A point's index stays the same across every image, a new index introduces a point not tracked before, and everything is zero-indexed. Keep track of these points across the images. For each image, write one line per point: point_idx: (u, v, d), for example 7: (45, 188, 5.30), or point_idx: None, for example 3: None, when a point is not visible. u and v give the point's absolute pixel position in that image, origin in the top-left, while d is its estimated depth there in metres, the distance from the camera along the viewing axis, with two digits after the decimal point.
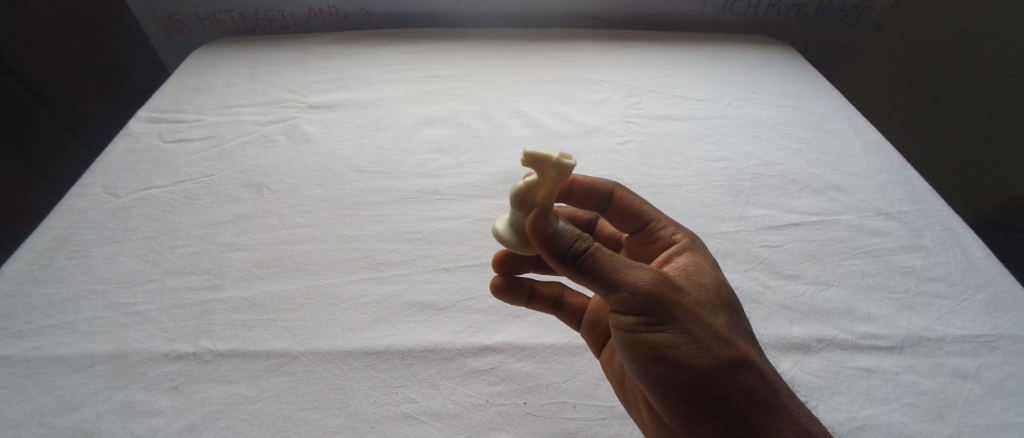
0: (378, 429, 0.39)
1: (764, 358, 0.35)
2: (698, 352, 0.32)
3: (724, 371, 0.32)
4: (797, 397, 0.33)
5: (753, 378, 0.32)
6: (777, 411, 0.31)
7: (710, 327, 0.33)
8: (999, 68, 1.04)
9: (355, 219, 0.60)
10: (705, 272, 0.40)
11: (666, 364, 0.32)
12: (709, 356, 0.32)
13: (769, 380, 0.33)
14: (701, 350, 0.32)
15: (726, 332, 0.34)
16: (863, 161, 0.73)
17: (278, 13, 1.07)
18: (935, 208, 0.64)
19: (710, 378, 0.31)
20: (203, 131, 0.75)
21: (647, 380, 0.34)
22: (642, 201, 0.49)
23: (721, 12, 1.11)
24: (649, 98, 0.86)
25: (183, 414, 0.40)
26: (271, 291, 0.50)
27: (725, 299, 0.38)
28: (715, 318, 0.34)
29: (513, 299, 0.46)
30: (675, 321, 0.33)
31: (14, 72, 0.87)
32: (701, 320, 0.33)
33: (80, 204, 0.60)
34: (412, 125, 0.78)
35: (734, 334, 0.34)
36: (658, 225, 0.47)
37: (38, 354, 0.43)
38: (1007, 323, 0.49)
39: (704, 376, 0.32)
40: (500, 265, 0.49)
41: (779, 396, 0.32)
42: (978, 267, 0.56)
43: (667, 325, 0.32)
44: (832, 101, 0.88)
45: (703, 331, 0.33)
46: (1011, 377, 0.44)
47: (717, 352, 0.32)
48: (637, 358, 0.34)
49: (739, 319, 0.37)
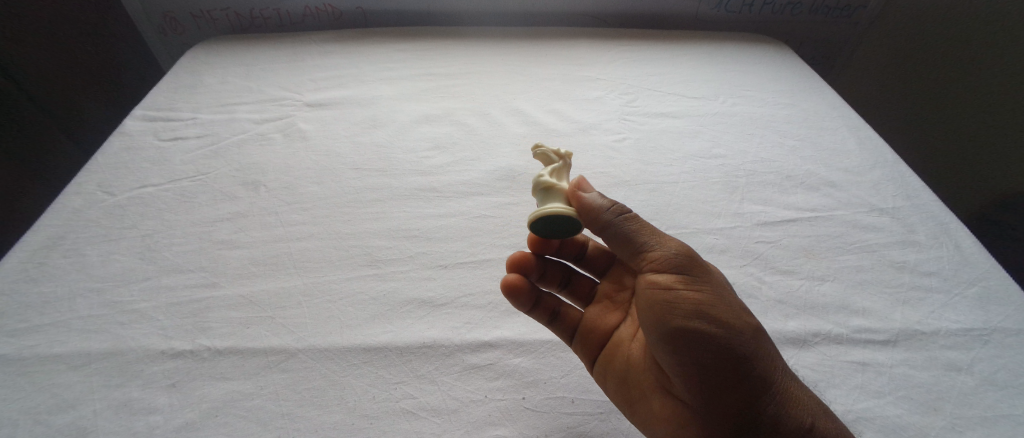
0: (376, 426, 0.39)
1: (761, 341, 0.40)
2: (727, 310, 0.36)
3: (749, 333, 0.35)
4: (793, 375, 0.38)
5: (767, 346, 0.36)
6: (786, 375, 0.35)
7: (731, 297, 0.38)
8: (992, 66, 1.05)
9: (352, 217, 0.60)
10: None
11: (705, 319, 0.34)
12: (736, 318, 0.35)
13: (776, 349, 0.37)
14: (728, 311, 0.36)
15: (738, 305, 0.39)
16: (857, 158, 0.74)
17: (274, 11, 1.07)
18: (928, 203, 0.65)
19: (739, 336, 0.34)
20: (198, 129, 0.75)
21: (678, 342, 0.35)
22: None
23: (716, 10, 1.12)
24: (645, 96, 0.87)
25: (180, 412, 0.40)
26: (268, 289, 0.50)
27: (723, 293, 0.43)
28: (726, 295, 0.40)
29: (520, 304, 0.45)
30: (706, 284, 0.37)
31: (7, 71, 0.86)
32: (723, 291, 0.38)
33: (74, 203, 0.59)
34: (408, 123, 0.78)
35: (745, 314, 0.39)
36: None
37: (34, 353, 0.43)
38: (999, 316, 0.50)
39: (734, 333, 0.34)
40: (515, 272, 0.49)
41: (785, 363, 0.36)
42: (970, 262, 0.56)
43: (700, 284, 0.37)
44: (825, 98, 0.88)
45: (727, 298, 0.37)
46: (1004, 369, 0.45)
47: (740, 315, 0.36)
48: (673, 316, 0.35)
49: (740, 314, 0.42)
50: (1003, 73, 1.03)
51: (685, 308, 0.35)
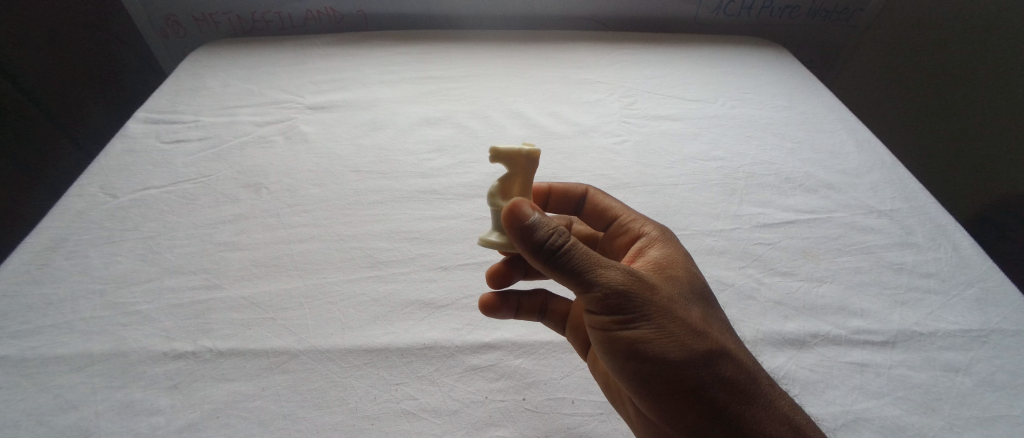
0: (378, 427, 0.39)
1: (741, 347, 0.37)
2: (672, 346, 0.33)
3: (706, 363, 0.34)
4: (775, 384, 0.36)
5: (730, 365, 0.34)
6: (752, 400, 0.34)
7: (683, 321, 0.35)
8: (997, 67, 1.05)
9: (354, 219, 0.61)
10: (679, 265, 0.41)
11: (639, 359, 0.34)
12: (693, 349, 0.34)
13: (746, 369, 0.35)
14: (682, 345, 0.34)
15: (701, 325, 0.35)
16: (854, 159, 0.74)
17: (276, 14, 1.07)
18: (925, 206, 0.65)
19: (697, 368, 0.33)
20: (200, 132, 0.75)
21: (627, 374, 0.36)
22: (614, 202, 0.50)
23: (715, 13, 1.13)
24: (644, 99, 0.87)
25: (183, 412, 0.40)
26: (270, 290, 0.51)
27: (699, 291, 0.39)
28: (689, 311, 0.36)
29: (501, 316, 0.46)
30: (656, 318, 0.34)
31: (13, 78, 0.87)
32: (676, 314, 0.35)
33: (77, 205, 0.60)
34: (409, 125, 0.79)
35: (709, 326, 0.36)
36: (628, 218, 0.48)
37: (37, 354, 0.43)
38: (997, 318, 0.50)
39: (691, 368, 0.33)
40: (495, 281, 0.49)
41: (755, 386, 0.34)
42: (967, 263, 0.57)
43: (641, 322, 0.34)
44: (823, 100, 0.89)
45: (680, 323, 0.34)
46: (1001, 370, 0.45)
47: (693, 343, 0.34)
48: (615, 353, 0.35)
49: (714, 309, 0.39)
50: (1010, 75, 1.03)
51: (623, 349, 0.35)
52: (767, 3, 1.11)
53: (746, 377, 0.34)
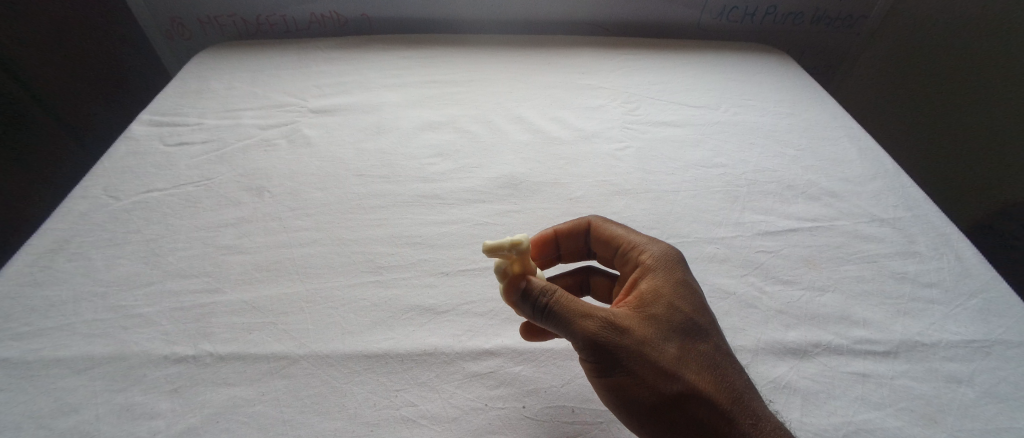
0: (378, 433, 0.39)
1: (727, 385, 0.36)
2: (643, 392, 0.35)
3: (678, 406, 0.35)
4: (761, 423, 0.35)
5: (705, 408, 0.35)
6: None
7: (655, 368, 0.35)
8: (998, 67, 1.05)
9: (355, 222, 0.61)
10: (663, 299, 0.39)
11: (618, 401, 0.37)
12: (663, 394, 0.35)
13: (724, 411, 0.35)
14: (652, 388, 0.35)
15: (675, 368, 0.35)
16: (857, 167, 0.74)
17: (280, 18, 1.08)
18: (928, 215, 0.65)
19: (668, 410, 0.35)
20: (204, 134, 0.75)
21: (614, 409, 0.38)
22: (615, 225, 0.48)
23: (719, 19, 1.13)
24: (646, 104, 0.87)
25: (183, 417, 0.40)
26: (271, 294, 0.51)
27: (687, 326, 0.38)
28: (665, 354, 0.36)
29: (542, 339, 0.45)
30: (626, 366, 0.36)
31: (16, 76, 0.88)
32: (650, 360, 0.35)
33: (80, 206, 0.60)
34: (412, 129, 0.79)
35: (687, 368, 0.36)
36: (629, 243, 0.46)
37: (39, 356, 0.43)
38: (1001, 328, 0.50)
39: (661, 411, 0.35)
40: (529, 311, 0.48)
41: (732, 427, 0.34)
42: (970, 273, 0.56)
43: (614, 369, 0.36)
44: (826, 107, 0.89)
45: (652, 370, 0.35)
46: (1004, 382, 0.45)
47: (665, 388, 0.35)
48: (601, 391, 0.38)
49: (703, 342, 0.38)
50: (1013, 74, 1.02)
51: (605, 389, 0.37)
52: (771, 10, 1.11)
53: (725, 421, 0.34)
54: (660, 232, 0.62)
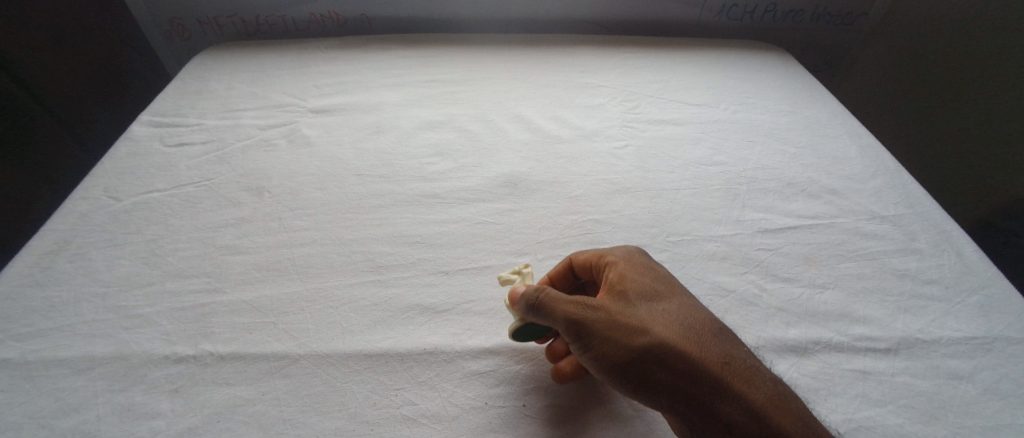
0: (377, 432, 0.39)
1: (702, 336, 0.38)
2: (626, 353, 0.37)
3: (663, 365, 0.36)
4: (740, 363, 0.37)
5: (687, 360, 0.36)
6: (715, 389, 0.35)
7: (631, 330, 0.38)
8: (993, 64, 1.05)
9: (355, 222, 0.61)
10: (627, 277, 0.43)
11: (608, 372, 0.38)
12: (644, 352, 0.37)
13: (704, 359, 0.37)
14: (633, 348, 0.37)
15: (649, 326, 0.38)
16: (858, 165, 0.74)
17: (280, 18, 1.08)
18: (929, 212, 0.65)
19: (654, 370, 0.36)
20: (204, 134, 0.76)
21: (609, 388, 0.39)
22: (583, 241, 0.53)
23: (718, 17, 1.13)
24: (646, 103, 0.87)
25: (184, 416, 0.40)
26: (271, 294, 0.51)
27: (652, 295, 0.41)
28: (636, 316, 0.39)
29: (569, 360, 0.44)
30: (609, 337, 0.37)
31: (15, 77, 0.88)
32: (624, 323, 0.38)
33: (80, 207, 0.60)
34: (412, 129, 0.79)
35: (660, 326, 0.38)
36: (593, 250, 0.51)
37: (39, 357, 0.43)
38: (1001, 325, 0.50)
39: (649, 374, 0.36)
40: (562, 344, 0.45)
41: (715, 372, 0.36)
42: (972, 270, 0.56)
43: (594, 339, 0.38)
44: (826, 105, 0.89)
45: (627, 332, 0.38)
46: (1005, 379, 0.45)
47: (645, 347, 0.37)
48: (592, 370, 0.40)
49: (670, 304, 0.41)
50: (1008, 71, 1.02)
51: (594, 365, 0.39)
52: (770, 8, 1.11)
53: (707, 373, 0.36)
54: (660, 230, 0.61)
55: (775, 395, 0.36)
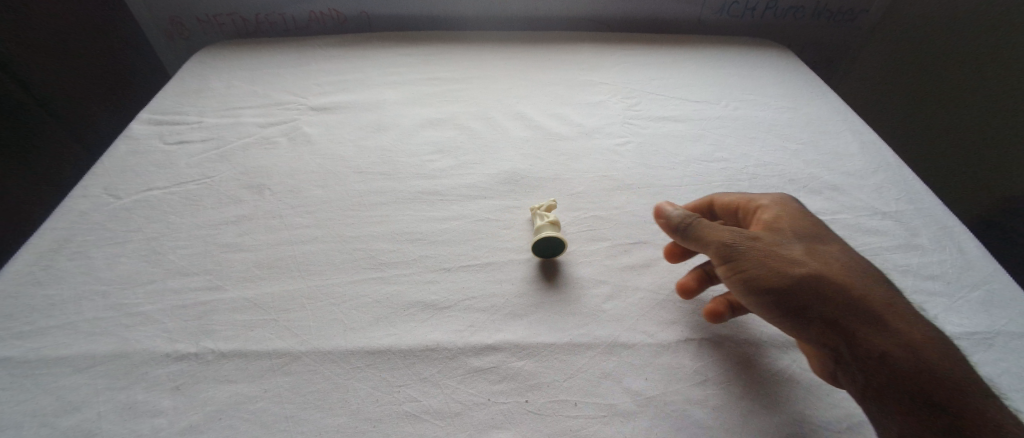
0: (379, 428, 0.39)
1: (857, 279, 0.41)
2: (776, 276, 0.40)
3: (826, 294, 0.39)
4: (886, 309, 0.38)
5: (847, 292, 0.39)
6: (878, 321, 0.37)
7: (794, 258, 0.41)
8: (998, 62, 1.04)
9: (356, 220, 0.61)
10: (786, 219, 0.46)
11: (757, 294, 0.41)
12: (795, 276, 0.40)
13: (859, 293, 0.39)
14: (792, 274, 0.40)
15: (811, 260, 0.41)
16: (859, 161, 0.74)
17: (280, 16, 1.07)
18: (931, 207, 0.65)
19: (809, 294, 0.39)
20: (204, 132, 0.75)
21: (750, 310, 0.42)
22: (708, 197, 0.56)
23: (719, 15, 1.13)
24: (647, 100, 0.87)
25: (185, 414, 0.40)
26: (272, 292, 0.50)
27: (813, 236, 0.44)
28: (793, 250, 0.42)
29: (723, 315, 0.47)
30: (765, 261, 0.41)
31: (18, 78, 0.88)
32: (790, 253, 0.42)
33: (80, 205, 0.60)
34: (412, 126, 0.79)
35: (827, 263, 0.41)
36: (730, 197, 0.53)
37: (40, 355, 0.43)
38: (1004, 320, 0.50)
39: (796, 301, 0.39)
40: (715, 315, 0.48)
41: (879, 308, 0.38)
42: (974, 266, 0.56)
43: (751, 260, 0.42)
44: (827, 101, 0.88)
45: (780, 259, 0.41)
46: (1008, 373, 0.45)
47: (805, 275, 0.40)
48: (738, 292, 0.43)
49: (825, 246, 0.44)
50: (1012, 69, 1.01)
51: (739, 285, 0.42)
52: (771, 5, 1.11)
53: (842, 304, 0.39)
54: None
55: (932, 339, 0.37)
